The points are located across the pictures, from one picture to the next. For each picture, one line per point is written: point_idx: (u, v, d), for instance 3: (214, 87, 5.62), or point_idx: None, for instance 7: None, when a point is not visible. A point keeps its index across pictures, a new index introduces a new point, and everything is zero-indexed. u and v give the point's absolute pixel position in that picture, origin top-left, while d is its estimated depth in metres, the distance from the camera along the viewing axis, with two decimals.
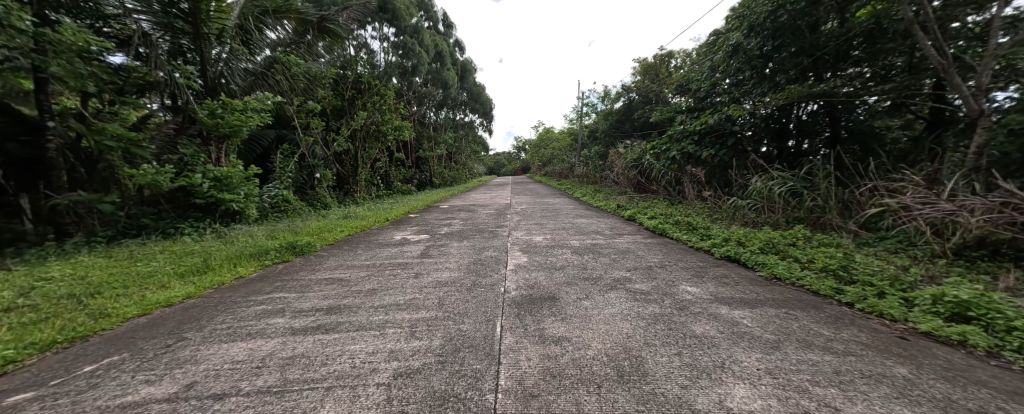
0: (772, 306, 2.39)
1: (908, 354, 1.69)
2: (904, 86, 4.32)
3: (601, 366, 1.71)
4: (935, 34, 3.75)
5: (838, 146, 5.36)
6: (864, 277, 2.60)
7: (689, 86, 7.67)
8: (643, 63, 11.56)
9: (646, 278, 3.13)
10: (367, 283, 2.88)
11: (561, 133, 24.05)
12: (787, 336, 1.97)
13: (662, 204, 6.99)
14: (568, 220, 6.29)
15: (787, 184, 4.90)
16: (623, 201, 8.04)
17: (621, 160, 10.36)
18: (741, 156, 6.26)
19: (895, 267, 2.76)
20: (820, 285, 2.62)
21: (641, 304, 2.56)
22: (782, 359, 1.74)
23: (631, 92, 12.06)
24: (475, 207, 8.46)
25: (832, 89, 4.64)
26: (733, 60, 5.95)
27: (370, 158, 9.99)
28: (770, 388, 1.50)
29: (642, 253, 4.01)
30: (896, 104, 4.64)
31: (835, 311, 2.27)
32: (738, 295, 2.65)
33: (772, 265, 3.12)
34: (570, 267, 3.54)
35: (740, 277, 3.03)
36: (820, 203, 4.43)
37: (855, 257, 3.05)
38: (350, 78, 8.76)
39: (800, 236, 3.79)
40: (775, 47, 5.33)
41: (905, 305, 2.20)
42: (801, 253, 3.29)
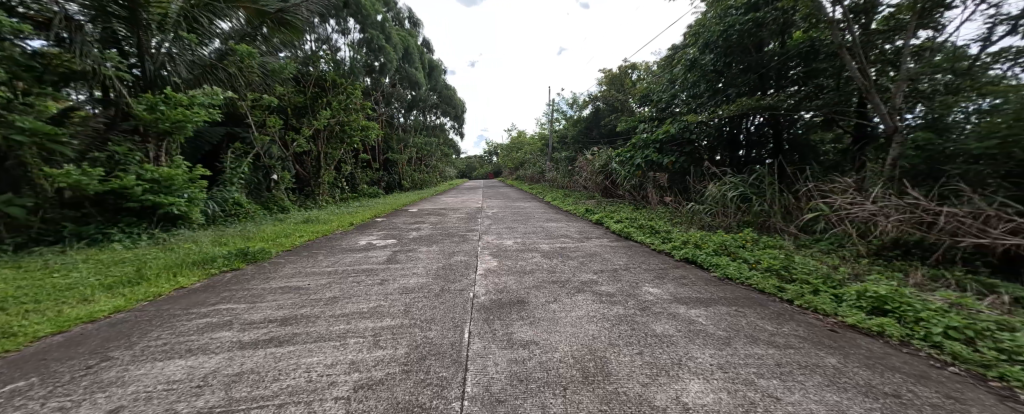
0: (725, 305, 2.56)
1: (838, 345, 1.88)
2: (835, 104, 4.81)
3: (567, 368, 1.74)
4: (859, 58, 4.23)
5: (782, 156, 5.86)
6: (802, 277, 2.84)
7: (651, 97, 8.10)
8: (610, 73, 11.98)
9: (611, 280, 3.24)
10: (328, 292, 2.73)
11: (531, 138, 24.36)
12: (736, 333, 2.12)
13: (627, 208, 7.28)
14: (539, 224, 6.38)
15: (738, 189, 5.27)
16: (591, 205, 8.28)
17: (589, 165, 10.65)
18: (697, 164, 6.66)
19: (828, 267, 3.06)
20: (765, 284, 2.84)
21: (607, 305, 2.64)
22: (732, 354, 1.87)
23: (598, 100, 12.53)
24: (446, 210, 8.33)
25: (776, 103, 5.09)
26: (691, 74, 6.35)
27: (334, 159, 9.59)
28: (721, 382, 1.60)
29: (609, 255, 4.16)
30: (827, 120, 5.16)
31: (777, 307, 2.47)
32: (695, 295, 2.81)
33: (725, 266, 3.35)
34: (539, 270, 3.58)
35: (697, 278, 3.23)
36: (766, 208, 4.80)
37: (795, 257, 3.35)
38: (312, 75, 8.32)
39: (749, 238, 4.10)
40: (727, 64, 5.75)
41: (835, 300, 2.44)
42: (749, 254, 3.56)
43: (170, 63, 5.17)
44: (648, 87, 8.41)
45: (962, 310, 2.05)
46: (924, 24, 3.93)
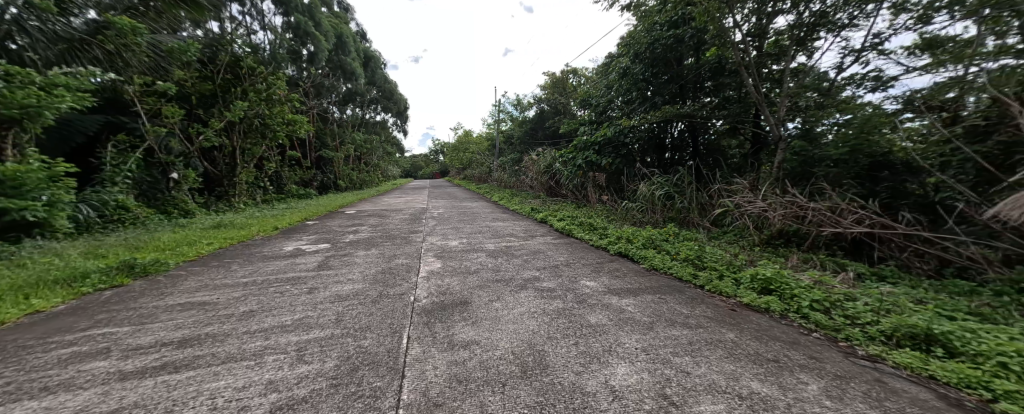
0: (650, 293, 2.83)
1: (736, 322, 2.20)
2: (738, 115, 5.58)
3: (507, 364, 1.78)
4: (754, 75, 4.95)
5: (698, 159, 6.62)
6: (711, 265, 3.25)
7: (590, 101, 8.60)
8: (552, 76, 12.44)
9: (552, 276, 3.38)
10: (242, 305, 2.43)
11: (478, 137, 24.26)
12: (658, 317, 2.35)
13: (569, 207, 7.63)
14: (485, 223, 6.39)
15: (664, 188, 5.84)
16: (536, 204, 8.52)
17: (534, 166, 10.93)
18: (631, 165, 7.22)
19: (732, 255, 3.54)
20: (683, 272, 3.19)
21: (547, 300, 2.75)
22: (654, 337, 2.07)
23: (542, 102, 12.95)
24: (387, 211, 7.91)
25: (693, 111, 5.75)
26: (624, 81, 6.87)
27: (254, 156, 8.56)
28: (644, 363, 1.77)
29: (551, 252, 4.33)
30: (732, 128, 5.96)
31: (692, 292, 2.80)
32: (626, 285, 3.06)
33: (651, 258, 3.69)
34: (483, 270, 3.58)
35: (628, 270, 3.51)
36: (686, 205, 5.40)
37: (707, 247, 3.81)
38: (224, 59, 7.30)
39: (672, 232, 4.57)
40: (653, 74, 6.33)
41: (736, 283, 2.84)
42: (671, 246, 3.97)
43: (23, 34, 4.04)
44: (587, 92, 8.90)
45: (823, 286, 2.53)
46: (800, 50, 4.74)
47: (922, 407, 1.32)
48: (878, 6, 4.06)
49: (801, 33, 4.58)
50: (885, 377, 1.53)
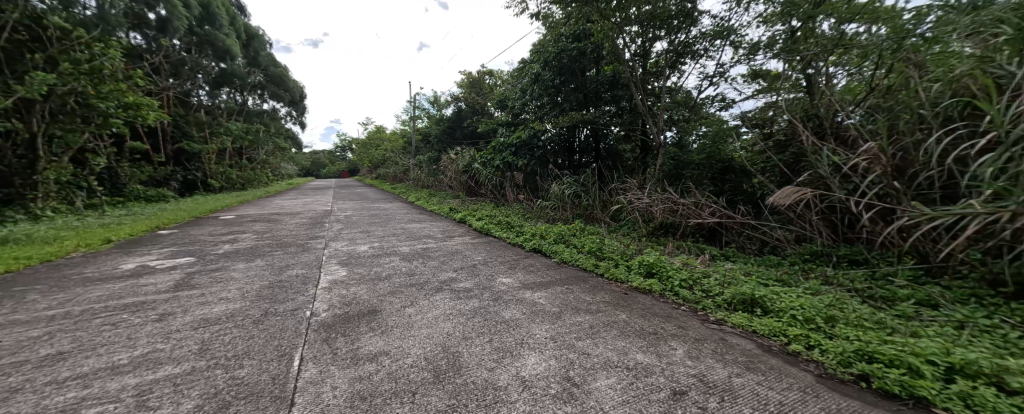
0: (559, 285, 3.05)
1: (626, 304, 2.53)
2: (630, 123, 6.41)
3: (418, 371, 1.70)
4: (640, 90, 5.74)
5: (601, 161, 7.38)
6: (610, 255, 3.66)
7: (506, 103, 8.87)
8: (469, 76, 12.41)
9: (469, 276, 3.36)
10: (45, 348, 1.79)
11: (392, 134, 22.74)
12: (565, 307, 2.54)
13: (488, 207, 7.70)
14: (399, 226, 6.02)
15: (572, 187, 6.36)
16: (455, 204, 8.39)
17: (452, 165, 10.73)
18: (544, 166, 7.68)
19: (626, 246, 4.05)
20: (587, 263, 3.53)
21: (463, 301, 2.73)
22: (561, 325, 2.24)
23: (459, 101, 12.86)
24: (279, 216, 6.81)
25: (594, 118, 6.40)
26: (536, 86, 7.28)
27: (71, 146, 6.42)
28: (552, 351, 1.89)
29: (469, 252, 4.30)
30: (626, 134, 6.82)
31: (594, 281, 3.12)
32: (538, 279, 3.24)
33: (561, 252, 3.98)
34: (396, 275, 3.36)
35: (541, 264, 3.73)
36: (591, 202, 5.97)
37: (607, 240, 4.28)
38: (12, 11, 5.28)
39: (579, 227, 5.01)
40: (561, 82, 6.86)
41: (628, 269, 3.25)
42: (578, 241, 4.35)
43: None
44: (504, 94, 9.14)
45: (689, 267, 3.08)
46: (673, 72, 5.66)
47: (748, 355, 1.73)
48: (724, 42, 5.10)
49: (673, 58, 5.48)
50: (726, 336, 1.96)
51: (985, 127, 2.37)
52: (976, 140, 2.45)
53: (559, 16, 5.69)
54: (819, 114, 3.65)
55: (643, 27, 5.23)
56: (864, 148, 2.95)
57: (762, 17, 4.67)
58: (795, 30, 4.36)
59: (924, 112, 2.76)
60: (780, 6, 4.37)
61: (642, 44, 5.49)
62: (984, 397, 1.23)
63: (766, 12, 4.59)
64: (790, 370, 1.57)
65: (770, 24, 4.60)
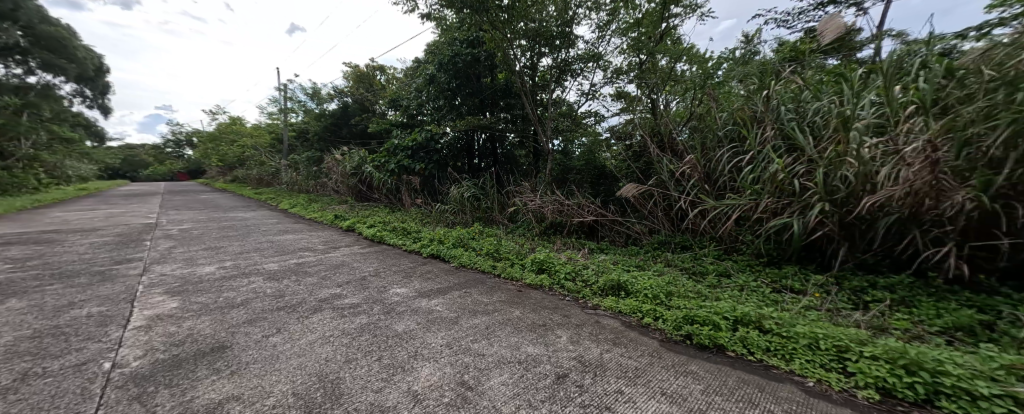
0: (457, 289, 3.00)
1: (520, 300, 2.67)
2: (523, 130, 6.83)
3: (284, 410, 1.41)
4: (530, 100, 6.19)
5: (498, 165, 7.63)
6: (506, 255, 3.81)
7: (399, 102, 8.38)
8: (356, 70, 11.26)
9: (357, 290, 3.00)
10: None
11: (254, 128, 18.79)
12: (462, 311, 2.52)
13: (381, 212, 7.07)
14: (265, 239, 4.98)
15: (471, 191, 6.41)
16: (342, 210, 7.44)
17: (337, 167, 9.48)
18: (443, 169, 7.53)
19: (521, 246, 4.27)
20: (485, 265, 3.59)
21: (348, 319, 2.41)
22: (458, 330, 2.20)
23: (345, 96, 11.54)
24: (61, 234, 4.79)
25: (490, 123, 6.61)
26: (431, 88, 7.11)
27: None
28: (447, 358, 1.83)
29: (357, 264, 3.85)
30: (520, 141, 7.17)
31: (491, 282, 3.19)
32: (435, 286, 3.11)
33: (460, 256, 3.95)
34: (257, 299, 2.75)
35: (439, 271, 3.61)
36: (490, 205, 6.13)
37: (503, 241, 4.43)
38: None
39: (478, 230, 5.06)
40: (457, 86, 6.87)
41: (522, 268, 3.42)
42: (477, 243, 4.38)
43: None
44: (397, 93, 8.61)
45: (573, 261, 3.44)
46: (557, 86, 6.30)
47: (616, 332, 2.04)
48: (595, 64, 5.94)
49: (556, 74, 6.10)
50: (600, 318, 2.26)
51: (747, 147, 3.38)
52: (744, 156, 3.47)
53: (452, 20, 5.69)
54: (660, 131, 4.54)
55: (531, 42, 5.66)
56: (687, 160, 3.83)
57: (620, 48, 5.63)
58: (643, 62, 5.40)
59: (721, 134, 3.76)
60: (632, 42, 5.36)
61: (531, 58, 5.92)
62: (753, 338, 1.74)
63: (623, 45, 5.56)
64: (643, 340, 1.91)
65: (627, 54, 5.57)
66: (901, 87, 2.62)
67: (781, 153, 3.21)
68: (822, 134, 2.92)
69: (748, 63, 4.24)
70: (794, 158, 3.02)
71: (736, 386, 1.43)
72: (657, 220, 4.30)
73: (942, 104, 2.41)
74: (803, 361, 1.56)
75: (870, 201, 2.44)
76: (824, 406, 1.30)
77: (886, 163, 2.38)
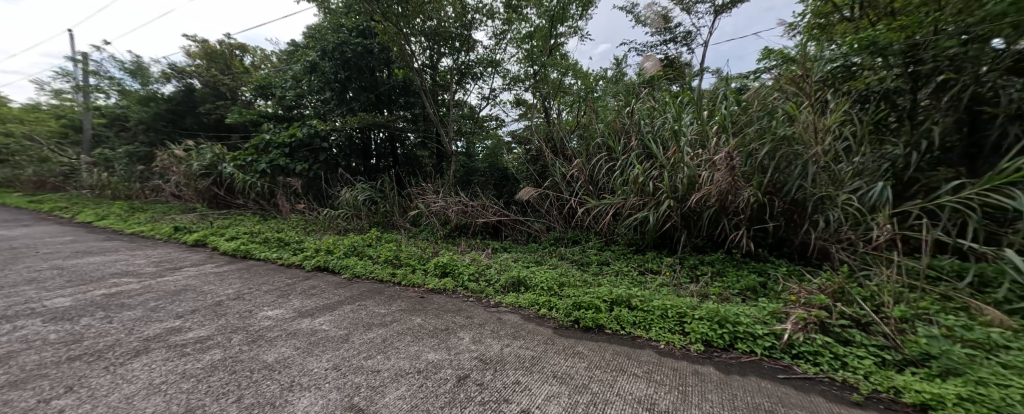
0: (348, 303, 2.68)
1: (422, 307, 2.56)
2: (424, 130, 6.59)
3: None
4: (430, 100, 6.00)
5: (399, 167, 7.17)
6: (406, 261, 3.58)
7: (271, 91, 7.08)
8: (206, 46, 9.01)
9: (208, 319, 2.38)
10: None
11: (25, 110, 13.14)
12: (354, 326, 2.25)
13: (248, 221, 5.81)
14: (47, 264, 3.52)
15: (366, 193, 5.85)
16: (186, 220, 5.82)
17: (178, 166, 7.39)
18: (332, 170, 6.66)
19: (423, 250, 4.07)
20: (383, 273, 3.31)
21: (192, 356, 1.88)
22: (348, 348, 1.95)
23: (189, 77, 9.13)
24: None
25: (387, 122, 6.16)
26: (313, 77, 6.23)
27: None
28: (334, 382, 1.60)
29: (209, 287, 3.06)
30: (421, 142, 6.88)
31: (389, 291, 2.96)
32: (321, 303, 2.71)
33: (352, 266, 3.54)
34: (27, 350, 1.90)
35: (326, 285, 3.16)
36: (388, 209, 5.69)
37: (403, 246, 4.15)
38: None
39: (374, 236, 4.63)
40: (345, 77, 6.20)
41: (424, 273, 3.28)
42: (373, 250, 4.00)
43: None
44: (267, 78, 7.24)
45: (476, 262, 3.45)
46: (458, 88, 6.28)
47: (515, 326, 2.14)
48: (494, 70, 6.15)
49: (457, 75, 6.08)
50: (500, 315, 2.34)
51: (619, 154, 4.00)
52: (616, 162, 4.08)
53: (338, 4, 5.10)
54: (553, 138, 4.98)
55: (429, 41, 5.51)
56: (575, 164, 4.29)
57: (515, 57, 5.97)
58: (537, 73, 5.85)
59: (600, 141, 4.34)
60: (526, 52, 5.75)
61: (431, 56, 5.76)
62: (623, 314, 2.06)
63: (518, 55, 5.91)
64: (539, 330, 2.06)
65: (522, 64, 5.93)
66: (713, 112, 3.51)
67: (642, 159, 3.90)
68: (668, 145, 3.67)
69: (618, 83, 5.02)
70: (651, 163, 3.71)
71: (612, 358, 1.66)
72: (553, 218, 4.69)
73: (736, 125, 3.31)
74: (658, 328, 1.92)
75: (698, 198, 3.15)
76: (671, 363, 1.63)
77: (706, 168, 3.13)
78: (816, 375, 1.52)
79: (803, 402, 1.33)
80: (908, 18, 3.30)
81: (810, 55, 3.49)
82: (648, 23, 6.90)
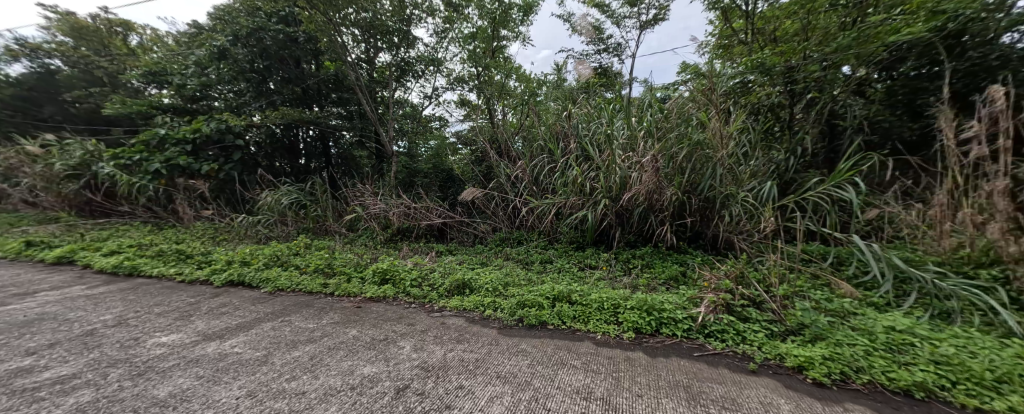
0: (269, 320, 2.37)
1: (358, 318, 2.37)
2: (361, 129, 6.16)
3: None
4: (366, 97, 5.63)
5: (332, 167, 6.59)
6: (340, 269, 3.30)
7: (167, 78, 6.02)
8: (71, 19, 7.36)
9: (73, 354, 1.90)
10: None
11: None
12: (276, 345, 1.99)
13: (136, 231, 4.84)
14: None
15: (292, 196, 5.27)
16: (44, 233, 4.65)
17: (30, 165, 5.87)
18: (251, 170, 5.87)
19: (360, 256, 3.78)
20: (313, 284, 3.00)
21: (43, 401, 1.47)
22: (267, 371, 1.70)
23: (49, 57, 7.37)
24: None
25: (317, 118, 5.62)
26: (223, 65, 5.44)
27: None
28: (247, 411, 1.38)
29: (76, 315, 2.46)
30: (358, 141, 6.42)
31: (320, 303, 2.69)
32: (233, 322, 2.35)
33: (275, 278, 3.15)
34: None
35: (241, 301, 2.76)
36: (320, 213, 5.19)
37: (337, 253, 3.80)
38: None
39: (303, 243, 4.18)
40: (265, 67, 5.52)
41: (361, 281, 3.05)
42: (301, 259, 3.60)
43: None
44: (160, 63, 6.14)
45: (418, 266, 3.31)
46: (398, 85, 6.01)
47: (459, 330, 2.09)
48: (436, 69, 5.99)
49: (396, 72, 5.81)
50: (444, 319, 2.28)
51: (560, 156, 4.16)
52: (557, 164, 4.24)
53: None
54: (498, 140, 5.02)
55: (364, 34, 5.17)
56: (519, 165, 4.36)
57: (458, 57, 5.90)
58: (480, 74, 5.85)
59: (542, 143, 4.47)
60: (469, 53, 5.71)
61: (367, 50, 5.42)
62: (564, 310, 2.14)
63: (461, 55, 5.85)
64: (483, 331, 2.04)
65: (465, 65, 5.88)
66: (641, 119, 3.85)
67: (581, 161, 4.12)
68: (603, 148, 3.92)
69: (558, 88, 5.24)
70: (589, 165, 3.93)
71: (554, 353, 1.72)
72: (499, 218, 4.69)
73: (660, 131, 3.67)
74: (595, 321, 2.03)
75: (629, 197, 3.42)
76: (607, 351, 1.74)
77: (635, 170, 3.41)
78: (723, 350, 1.74)
79: (714, 375, 1.52)
80: (784, 46, 3.99)
81: (716, 72, 4.02)
82: (583, 33, 7.32)
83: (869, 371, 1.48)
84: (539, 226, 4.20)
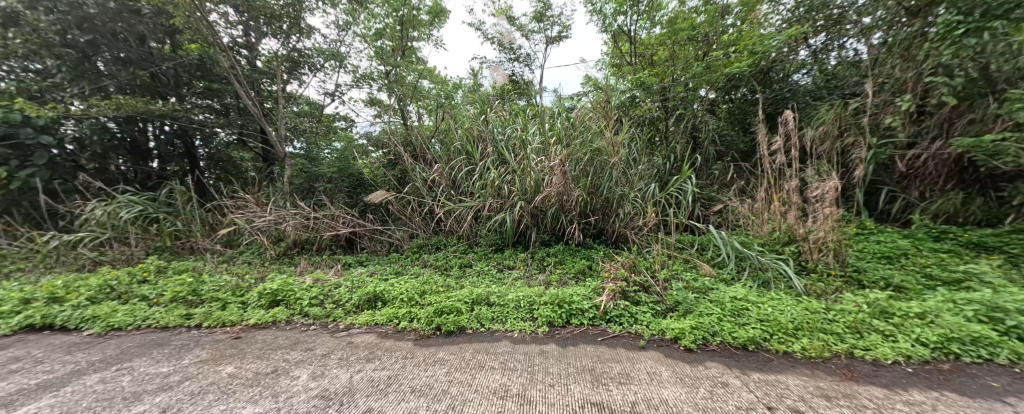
0: (96, 371, 1.78)
1: (237, 351, 1.97)
2: (241, 126, 5.20)
3: None
4: (247, 88, 4.76)
5: (200, 170, 5.37)
6: (211, 295, 2.69)
7: None
8: None
9: None
10: None
11: None
12: (109, 402, 1.51)
13: None
14: None
15: (139, 208, 4.12)
16: None
17: None
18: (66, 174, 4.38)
19: (239, 277, 3.13)
20: (170, 318, 2.38)
21: None
22: None
23: None
24: None
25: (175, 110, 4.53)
26: (11, 32, 3.95)
27: None
28: None
29: None
30: (238, 140, 5.39)
31: (182, 340, 2.16)
32: (31, 382, 1.69)
33: (106, 315, 2.39)
34: None
35: (46, 352, 2.02)
36: (182, 227, 4.17)
37: (206, 276, 3.08)
38: None
39: (155, 267, 3.29)
40: (89, 41, 4.21)
41: (241, 308, 2.53)
42: (151, 287, 2.83)
43: None
44: None
45: (318, 282, 2.90)
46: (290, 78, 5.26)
47: (370, 348, 1.91)
48: (338, 64, 5.44)
49: (287, 63, 5.09)
50: (352, 338, 2.06)
51: (477, 161, 4.17)
52: (474, 168, 4.24)
53: None
54: (412, 143, 4.81)
55: (242, 15, 4.40)
56: (435, 169, 4.23)
57: (364, 53, 5.46)
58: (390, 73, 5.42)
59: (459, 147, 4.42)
60: (376, 50, 5.34)
61: (246, 34, 4.67)
62: (483, 313, 2.15)
63: (367, 51, 5.43)
64: (398, 345, 1.91)
65: (373, 61, 5.47)
66: (551, 126, 4.12)
67: (497, 165, 4.20)
68: (517, 153, 4.07)
69: (473, 93, 5.27)
70: (505, 169, 4.04)
71: (472, 357, 1.70)
72: (416, 224, 4.45)
73: (567, 138, 3.98)
74: (513, 320, 2.08)
75: (542, 199, 3.63)
76: (523, 348, 1.80)
77: (547, 174, 3.63)
78: (620, 332, 1.97)
79: (613, 356, 1.70)
80: (659, 71, 4.75)
81: (610, 88, 4.56)
82: (496, 41, 7.55)
83: (721, 334, 1.85)
84: (458, 231, 4.12)
